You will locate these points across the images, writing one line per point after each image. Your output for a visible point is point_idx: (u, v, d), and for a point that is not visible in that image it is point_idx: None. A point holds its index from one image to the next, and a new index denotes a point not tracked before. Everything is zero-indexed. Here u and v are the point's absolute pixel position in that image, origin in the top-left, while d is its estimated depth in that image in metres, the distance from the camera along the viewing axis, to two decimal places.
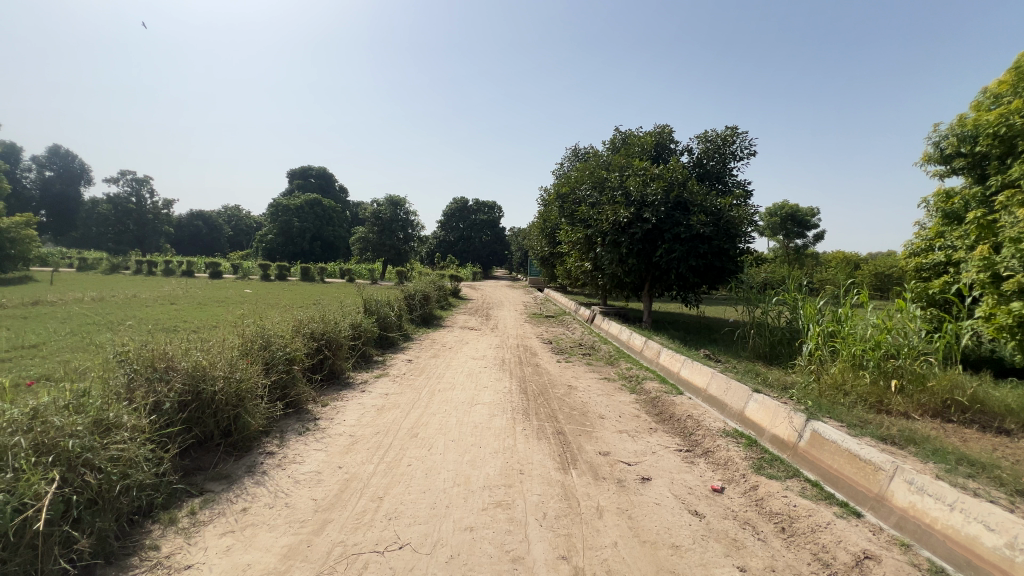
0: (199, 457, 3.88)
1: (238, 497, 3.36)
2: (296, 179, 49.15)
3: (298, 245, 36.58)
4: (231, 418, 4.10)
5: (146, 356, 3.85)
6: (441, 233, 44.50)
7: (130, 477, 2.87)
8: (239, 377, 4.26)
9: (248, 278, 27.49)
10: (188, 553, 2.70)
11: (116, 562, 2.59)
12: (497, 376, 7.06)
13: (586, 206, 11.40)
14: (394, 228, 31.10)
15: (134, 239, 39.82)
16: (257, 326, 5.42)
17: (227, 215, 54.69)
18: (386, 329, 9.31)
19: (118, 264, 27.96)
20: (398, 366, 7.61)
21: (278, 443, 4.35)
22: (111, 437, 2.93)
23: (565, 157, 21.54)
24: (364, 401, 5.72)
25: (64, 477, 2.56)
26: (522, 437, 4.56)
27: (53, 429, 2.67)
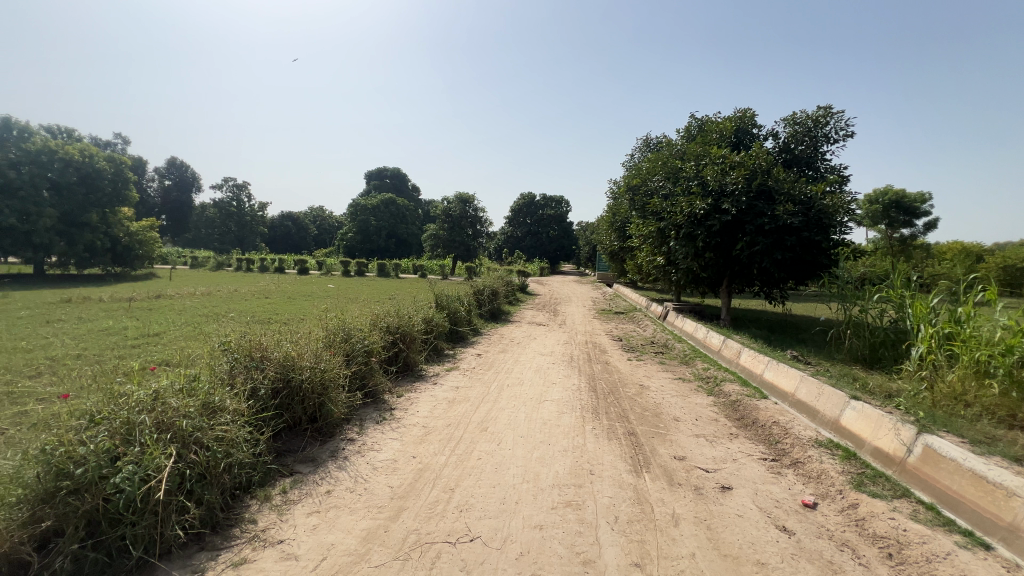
0: (289, 440, 4.21)
1: (323, 480, 3.61)
2: (373, 180, 51.94)
3: (375, 242, 38.67)
4: (316, 405, 4.41)
5: (245, 346, 4.21)
6: (509, 228, 44.94)
7: (231, 456, 3.17)
8: (324, 367, 4.56)
9: (331, 274, 29.55)
10: (280, 529, 2.93)
11: (221, 531, 2.87)
12: (566, 372, 6.99)
13: (659, 198, 10.94)
14: (464, 225, 31.74)
15: (235, 239, 44.06)
16: (339, 320, 5.76)
17: (312, 215, 58.95)
18: (456, 323, 9.56)
19: (223, 262, 31.25)
20: (468, 360, 7.78)
21: (358, 430, 4.61)
22: (216, 419, 3.24)
23: (635, 147, 20.83)
24: (437, 394, 5.90)
25: (179, 453, 2.86)
26: (591, 436, 4.47)
27: (171, 409, 2.99)
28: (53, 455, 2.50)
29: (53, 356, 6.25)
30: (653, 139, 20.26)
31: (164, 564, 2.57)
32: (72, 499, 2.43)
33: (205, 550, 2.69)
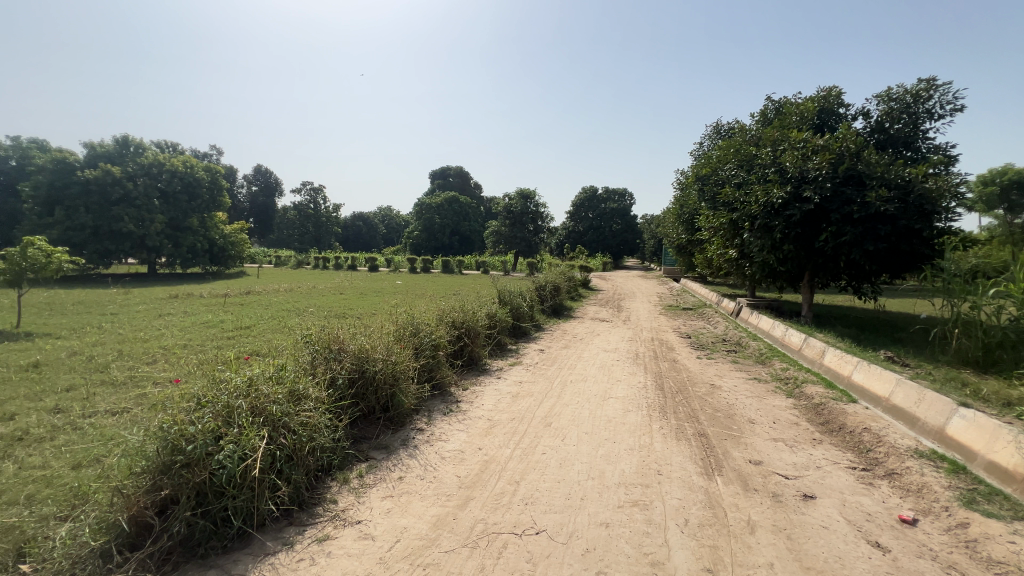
0: (365, 427, 4.48)
1: (395, 466, 3.80)
2: (438, 180, 53.63)
3: (439, 240, 39.87)
4: (388, 395, 4.64)
5: (324, 338, 4.50)
6: (570, 223, 44.46)
7: (315, 440, 3.43)
8: (394, 360, 4.79)
9: (399, 271, 30.91)
10: (358, 510, 3.13)
11: (307, 509, 3.12)
12: (631, 370, 6.83)
13: (732, 187, 10.37)
14: (525, 221, 31.78)
15: (313, 239, 47.22)
16: (408, 315, 6.01)
17: (381, 215, 61.90)
18: (519, 319, 9.64)
19: (303, 260, 33.65)
20: (531, 356, 7.82)
21: (426, 421, 4.81)
22: (301, 406, 3.52)
23: (705, 134, 19.82)
24: (501, 388, 6.01)
25: (270, 435, 3.14)
26: (659, 436, 4.34)
27: (262, 396, 3.28)
28: (169, 432, 2.83)
29: (165, 346, 7.06)
30: (724, 126, 19.18)
31: (259, 535, 2.84)
32: (184, 472, 2.74)
33: (294, 525, 2.95)
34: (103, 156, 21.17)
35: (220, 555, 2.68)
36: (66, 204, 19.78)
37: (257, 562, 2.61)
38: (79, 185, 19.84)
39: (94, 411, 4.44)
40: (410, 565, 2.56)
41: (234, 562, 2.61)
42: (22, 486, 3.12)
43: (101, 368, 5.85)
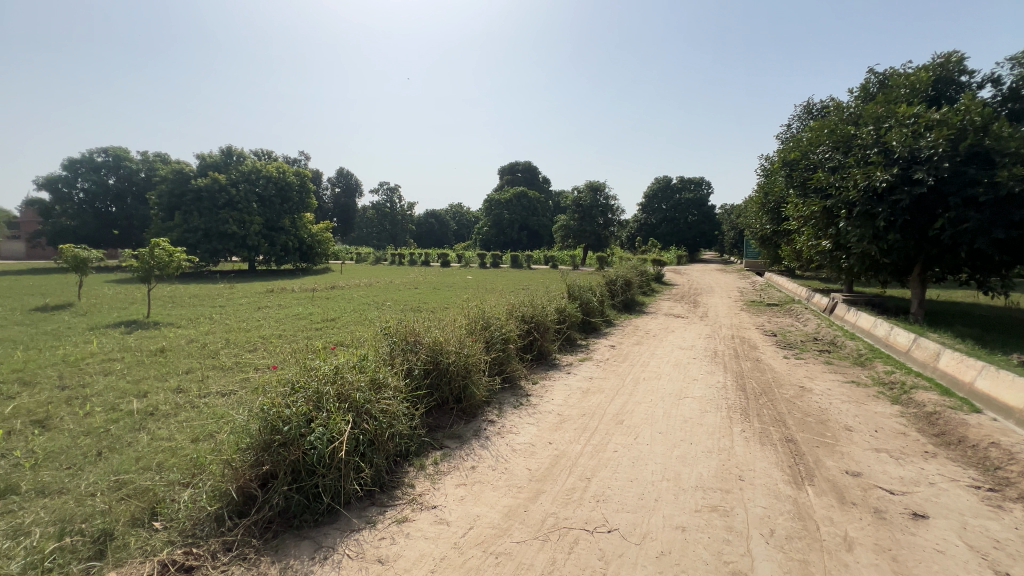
0: (439, 416, 4.66)
1: (468, 456, 3.92)
2: (507, 176, 54.23)
3: (508, 235, 40.34)
4: (461, 387, 4.78)
5: (401, 330, 4.72)
6: (642, 215, 43.08)
7: (394, 426, 3.62)
8: (467, 352, 4.92)
9: (470, 266, 31.74)
10: (434, 495, 3.27)
11: (388, 491, 3.31)
12: (709, 369, 6.48)
13: (825, 171, 9.48)
14: (595, 214, 31.09)
15: (390, 237, 49.79)
16: (479, 309, 6.15)
17: (453, 212, 63.87)
18: (589, 314, 9.51)
19: (381, 256, 35.62)
20: (601, 352, 7.69)
21: (497, 413, 4.90)
22: (381, 393, 3.72)
23: (794, 115, 18.22)
24: (571, 383, 5.97)
25: (354, 420, 3.35)
26: (740, 439, 4.09)
27: (347, 383, 3.51)
28: (268, 414, 3.12)
29: (264, 335, 7.79)
30: (816, 104, 17.50)
31: (345, 512, 3.06)
32: (281, 450, 3.01)
33: (376, 506, 3.15)
34: (212, 165, 23.98)
35: (312, 528, 2.92)
36: (183, 209, 22.60)
37: (344, 537, 2.82)
38: (193, 192, 22.58)
39: (208, 392, 5.01)
40: (483, 552, 2.63)
41: (324, 535, 2.84)
42: (154, 455, 3.60)
43: (213, 353, 6.60)
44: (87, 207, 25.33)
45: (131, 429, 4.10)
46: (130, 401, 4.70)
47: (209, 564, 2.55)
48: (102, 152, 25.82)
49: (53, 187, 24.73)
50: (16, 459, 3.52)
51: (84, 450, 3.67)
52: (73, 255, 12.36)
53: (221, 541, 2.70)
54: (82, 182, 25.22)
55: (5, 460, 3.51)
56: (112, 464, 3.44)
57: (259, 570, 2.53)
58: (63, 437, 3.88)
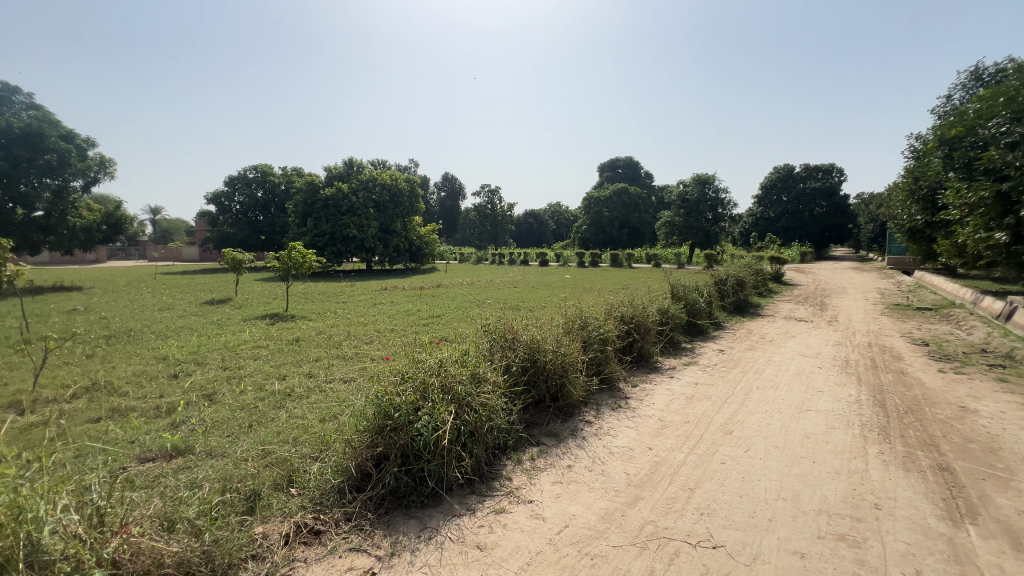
0: (537, 413, 4.73)
1: (565, 454, 3.93)
2: (607, 173, 53.14)
3: (608, 233, 39.48)
4: (558, 385, 4.81)
5: (500, 327, 4.86)
6: (758, 209, 39.49)
7: (492, 420, 3.74)
8: (564, 351, 4.92)
9: (568, 265, 31.66)
10: (530, 491, 3.34)
11: (486, 482, 3.45)
12: (838, 380, 5.73)
13: (1000, 148, 7.85)
14: (702, 209, 29.10)
15: (491, 237, 51.56)
16: (577, 308, 6.10)
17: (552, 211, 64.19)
18: (694, 316, 8.95)
19: (482, 256, 37.02)
20: (708, 356, 7.19)
21: (595, 414, 4.84)
22: (481, 387, 3.86)
23: (956, 84, 15.33)
24: (674, 388, 5.68)
25: (456, 411, 3.52)
26: (877, 462, 3.57)
27: (449, 376, 3.68)
28: (382, 400, 3.41)
29: (379, 329, 8.54)
30: (988, 68, 14.53)
31: (448, 497, 3.25)
32: (392, 434, 3.28)
33: (475, 495, 3.30)
34: (336, 176, 27.07)
35: (419, 508, 3.15)
36: (315, 216, 25.64)
37: (447, 520, 3.00)
38: (323, 202, 25.66)
39: (333, 378, 5.65)
40: (579, 552, 2.62)
41: (429, 516, 3.05)
42: (291, 430, 4.15)
43: (337, 344, 7.40)
44: (242, 217, 29.83)
45: (274, 407, 4.77)
46: (273, 383, 5.46)
47: (332, 530, 2.87)
48: (253, 170, 30.25)
49: (218, 201, 29.50)
50: (192, 424, 4.28)
51: (240, 421, 4.36)
52: (232, 257, 14.65)
53: (343, 511, 3.03)
54: (238, 195, 29.74)
55: (185, 425, 4.29)
56: (260, 436, 4.03)
57: (373, 541, 2.80)
58: (225, 410, 4.65)
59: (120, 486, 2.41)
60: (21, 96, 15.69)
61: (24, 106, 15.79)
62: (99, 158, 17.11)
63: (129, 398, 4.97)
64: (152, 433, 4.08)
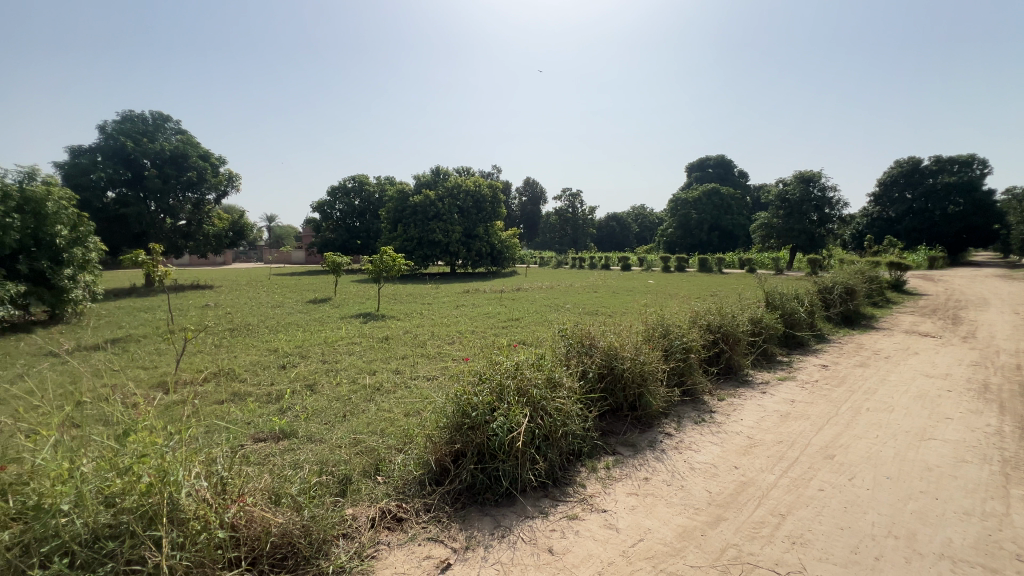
0: (613, 422, 4.63)
1: (642, 466, 3.82)
2: (696, 173, 50.51)
3: (696, 237, 37.44)
4: (636, 394, 4.67)
5: (577, 333, 4.83)
6: (876, 208, 35.11)
7: (567, 425, 3.72)
8: (643, 359, 4.76)
9: (652, 270, 30.53)
10: (604, 500, 3.29)
11: (560, 487, 3.45)
12: (972, 406, 4.94)
13: None
14: (806, 210, 26.50)
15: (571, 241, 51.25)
16: (658, 315, 5.88)
17: (635, 214, 62.28)
18: (792, 327, 8.21)
19: (562, 260, 36.94)
20: (808, 371, 6.57)
21: (675, 427, 4.64)
22: (556, 392, 3.85)
23: None
24: (766, 404, 5.26)
25: (531, 414, 3.55)
26: (1020, 506, 3.04)
27: (525, 379, 3.72)
28: (461, 399, 3.55)
29: (461, 331, 8.88)
30: None
31: (521, 498, 3.31)
32: (470, 433, 3.41)
33: (548, 499, 3.32)
34: (424, 184, 28.58)
35: (493, 507, 3.24)
36: (404, 222, 27.28)
37: (520, 520, 3.06)
38: (412, 209, 27.19)
39: (417, 375, 5.99)
40: (653, 568, 2.54)
41: (503, 515, 3.13)
42: (379, 422, 4.47)
43: (422, 343, 7.82)
44: (342, 223, 32.56)
45: (365, 399, 5.17)
46: (364, 377, 5.93)
47: (413, 519, 3.05)
48: (352, 180, 32.88)
49: (321, 209, 32.46)
50: (296, 410, 4.79)
51: (336, 411, 4.79)
52: (333, 261, 16.04)
53: (423, 501, 3.21)
54: (338, 204, 32.49)
55: (290, 411, 4.81)
56: (352, 425, 4.39)
57: (449, 533, 2.93)
58: (324, 399, 5.13)
59: (239, 460, 2.75)
60: (172, 124, 18.52)
61: (174, 133, 18.63)
62: (228, 174, 19.61)
63: (247, 384, 5.67)
64: (264, 417, 4.62)
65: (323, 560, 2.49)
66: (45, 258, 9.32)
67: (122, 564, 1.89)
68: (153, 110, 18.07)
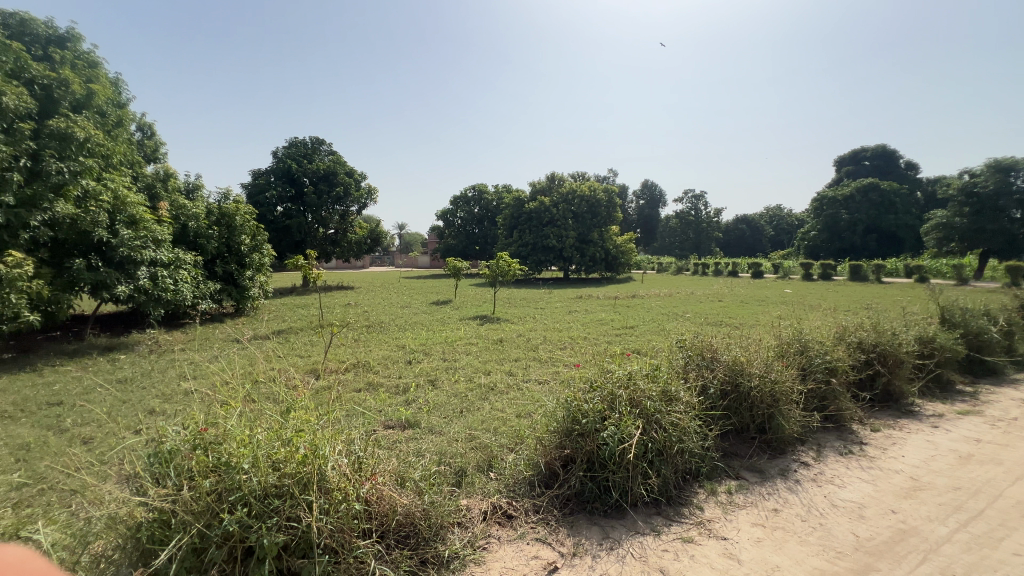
0: (737, 443, 4.25)
1: (770, 496, 3.45)
2: (848, 167, 44.04)
3: (847, 240, 32.51)
4: (765, 415, 4.22)
5: (697, 345, 4.51)
6: None
7: (684, 442, 3.49)
8: (774, 377, 4.28)
9: (789, 278, 27.30)
10: (724, 527, 3.05)
11: (674, 507, 3.27)
12: None
13: None
14: (1002, 205, 21.47)
15: (693, 245, 48.10)
16: (795, 329, 5.24)
17: (769, 216, 56.28)
18: (980, 350, 6.71)
19: (682, 266, 34.84)
20: (1002, 406, 5.32)
21: (814, 457, 4.10)
22: (672, 406, 3.63)
23: None
24: (937, 441, 4.39)
25: (644, 427, 3.40)
26: None
27: (638, 389, 3.57)
28: (571, 405, 3.55)
29: (573, 336, 8.87)
30: None
31: (631, 512, 3.21)
32: (579, 439, 3.40)
33: (661, 517, 3.17)
34: (540, 190, 29.16)
35: (602, 517, 3.19)
36: (521, 228, 28.16)
37: (630, 535, 2.97)
38: (529, 215, 27.93)
39: (529, 379, 6.13)
40: None
41: (612, 527, 3.06)
42: (492, 421, 4.68)
43: (534, 347, 7.99)
44: (463, 230, 34.64)
45: (481, 398, 5.45)
46: (480, 376, 6.25)
47: (522, 518, 3.13)
48: (473, 189, 34.80)
49: (445, 217, 34.88)
50: (419, 403, 5.23)
51: (454, 406, 5.13)
52: (454, 266, 17.14)
53: (532, 502, 3.28)
54: (460, 212, 34.62)
55: (414, 403, 5.27)
56: (468, 421, 4.66)
57: (558, 537, 2.96)
58: (444, 394, 5.53)
59: (372, 443, 3.09)
60: (326, 146, 21.50)
61: (327, 154, 21.59)
62: (368, 188, 22.08)
63: (381, 376, 6.35)
64: (393, 406, 5.13)
65: (440, 543, 2.69)
66: (233, 262, 11.45)
67: (284, 519, 2.22)
68: (311, 136, 21.16)
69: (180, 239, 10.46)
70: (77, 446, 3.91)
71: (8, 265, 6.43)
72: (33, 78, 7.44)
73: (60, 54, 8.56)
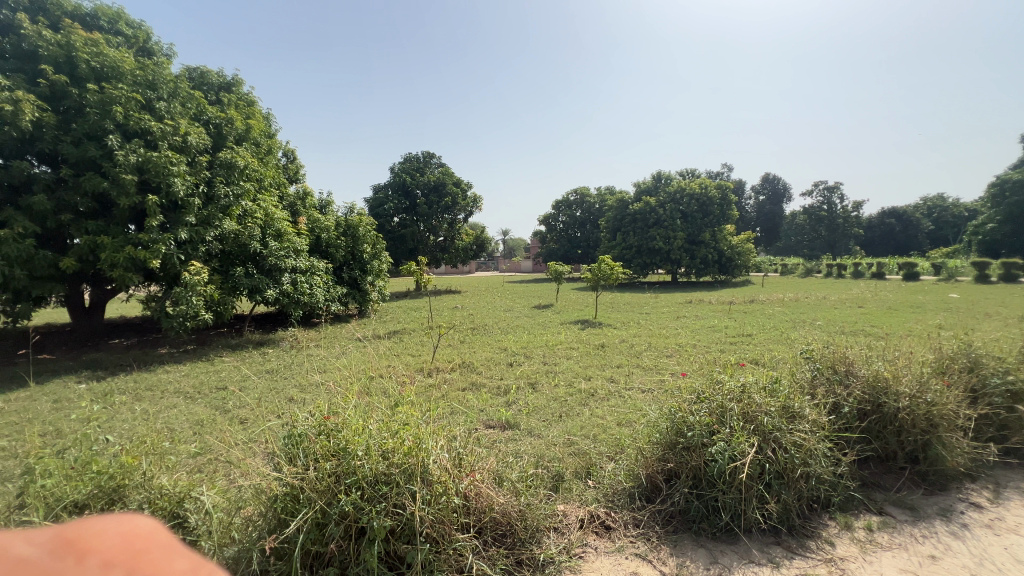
0: (880, 473, 3.65)
1: (924, 539, 2.91)
2: None
3: None
4: (919, 442, 3.56)
5: (828, 357, 3.97)
6: None
7: (810, 466, 3.08)
8: (931, 399, 3.59)
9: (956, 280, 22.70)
10: (861, 568, 2.64)
11: (797, 538, 2.91)
12: None
13: None
14: None
15: (826, 244, 42.75)
16: (961, 341, 4.35)
17: (928, 207, 47.54)
18: None
19: (812, 268, 30.97)
20: None
21: (986, 498, 3.37)
22: (796, 424, 3.23)
23: None
24: None
25: (760, 445, 3.07)
26: None
27: (753, 404, 3.23)
28: (675, 416, 3.34)
29: (681, 343, 8.35)
30: None
31: (745, 538, 2.91)
32: (684, 453, 3.18)
33: (781, 547, 2.84)
34: (645, 191, 28.07)
35: (710, 539, 2.94)
36: (624, 230, 27.31)
37: (742, 563, 2.71)
38: (633, 217, 27.00)
39: (631, 386, 5.89)
40: None
41: (721, 552, 2.81)
42: (592, 427, 4.58)
43: (637, 353, 7.70)
44: (565, 234, 34.62)
45: (580, 403, 5.39)
46: (581, 382, 6.17)
47: (621, 530, 3.02)
48: (575, 193, 34.68)
49: (547, 222, 35.12)
50: (519, 405, 5.31)
51: (554, 410, 5.14)
52: (556, 270, 17.17)
53: (632, 515, 3.14)
54: (562, 216, 34.66)
55: (514, 404, 5.37)
56: (567, 426, 4.63)
57: (659, 555, 2.79)
58: (543, 398, 5.56)
59: (473, 441, 3.20)
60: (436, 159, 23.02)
61: (437, 166, 23.05)
62: (474, 198, 23.17)
63: (483, 376, 6.58)
64: (494, 407, 5.29)
65: (535, 546, 2.71)
66: (357, 268, 12.74)
67: (391, 505, 2.40)
68: (423, 151, 22.80)
69: (315, 248, 11.96)
70: (236, 424, 4.66)
71: (191, 272, 7.86)
72: (209, 118, 9.04)
73: (228, 97, 10.29)
